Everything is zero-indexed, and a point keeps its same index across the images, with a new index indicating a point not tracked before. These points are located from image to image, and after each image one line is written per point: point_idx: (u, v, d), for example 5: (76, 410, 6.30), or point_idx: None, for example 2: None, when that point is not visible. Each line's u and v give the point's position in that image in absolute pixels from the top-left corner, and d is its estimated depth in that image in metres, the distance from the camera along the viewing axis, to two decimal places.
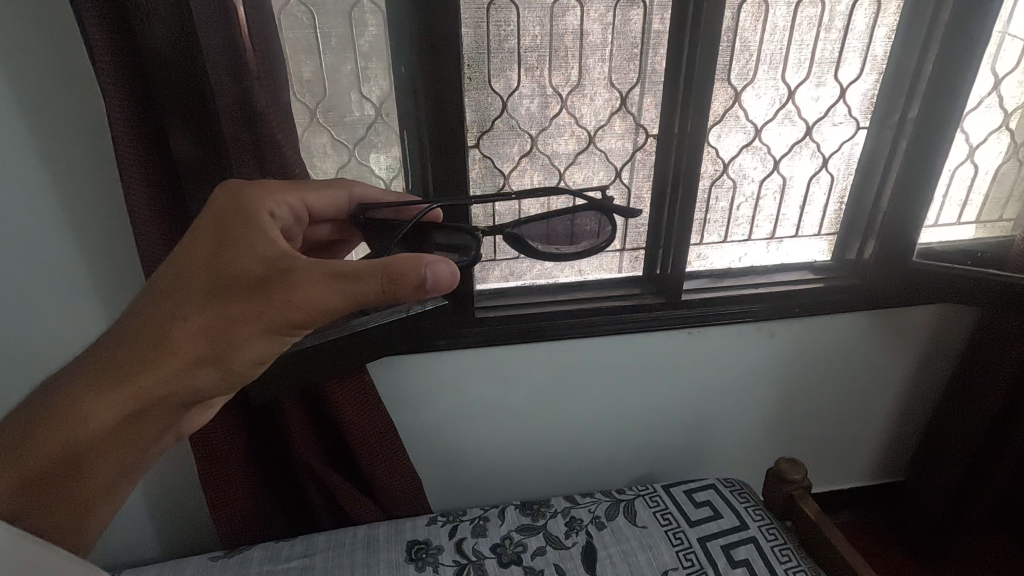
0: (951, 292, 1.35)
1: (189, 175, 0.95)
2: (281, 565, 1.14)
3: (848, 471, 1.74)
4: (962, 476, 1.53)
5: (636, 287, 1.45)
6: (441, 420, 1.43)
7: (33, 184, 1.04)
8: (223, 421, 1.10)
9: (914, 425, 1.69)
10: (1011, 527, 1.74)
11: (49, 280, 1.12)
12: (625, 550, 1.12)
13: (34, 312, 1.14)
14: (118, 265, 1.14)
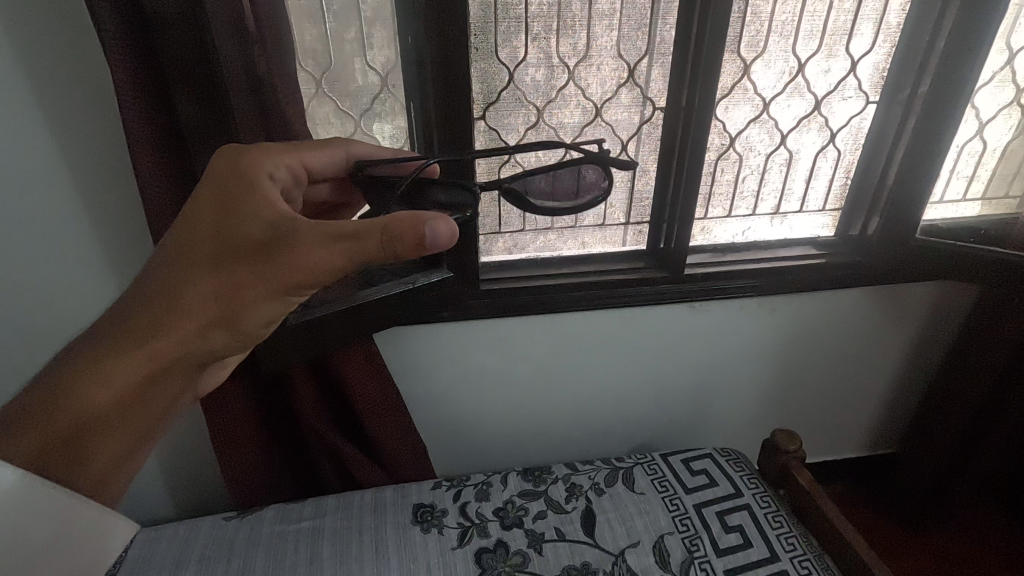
0: (955, 268, 1.36)
1: (196, 141, 0.94)
2: (292, 525, 1.18)
3: (843, 443, 1.79)
4: (956, 449, 1.56)
5: (639, 261, 1.46)
6: (446, 388, 1.46)
7: (39, 153, 1.04)
8: (235, 388, 1.13)
9: (910, 398, 1.72)
10: (1002, 499, 1.78)
11: (59, 249, 1.14)
12: (623, 514, 1.16)
13: (45, 281, 1.16)
14: (125, 232, 1.15)
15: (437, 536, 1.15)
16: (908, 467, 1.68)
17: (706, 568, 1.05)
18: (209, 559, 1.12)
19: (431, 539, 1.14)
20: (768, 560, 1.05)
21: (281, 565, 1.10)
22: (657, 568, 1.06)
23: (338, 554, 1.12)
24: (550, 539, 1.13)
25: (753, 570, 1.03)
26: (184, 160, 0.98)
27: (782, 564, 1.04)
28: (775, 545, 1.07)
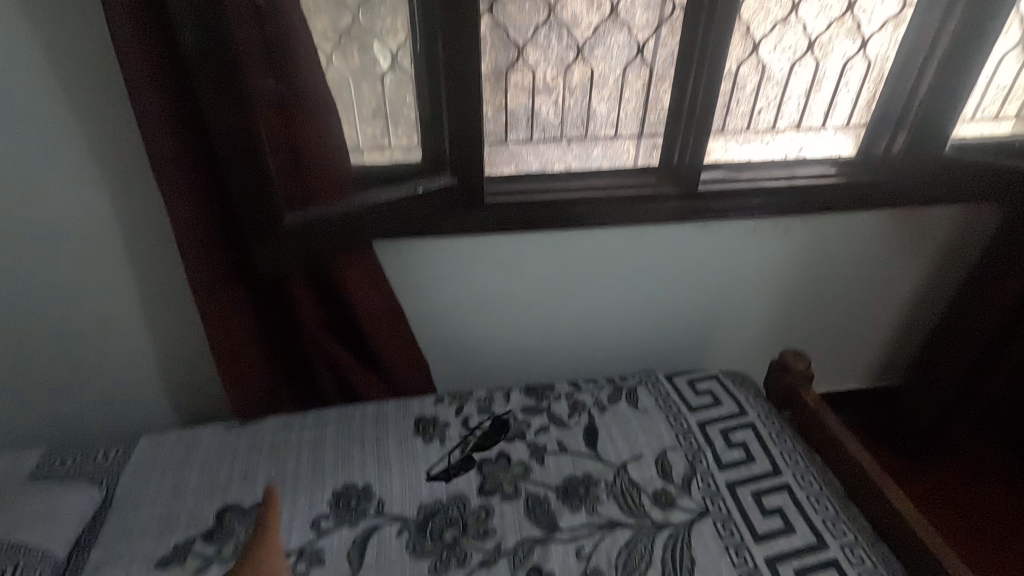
0: (964, 179, 1.36)
1: (193, 54, 0.87)
2: (293, 434, 1.18)
3: (846, 374, 1.79)
4: (959, 377, 1.57)
5: (651, 177, 1.37)
6: (449, 305, 1.41)
7: (20, 33, 0.99)
8: (233, 284, 1.14)
9: (917, 326, 1.71)
10: (1001, 431, 1.80)
11: (41, 142, 1.08)
12: (625, 430, 1.18)
13: (28, 176, 1.11)
14: (112, 124, 1.08)
15: (438, 446, 1.16)
16: (911, 398, 1.69)
17: (708, 480, 1.07)
18: (212, 465, 1.12)
19: (433, 450, 1.15)
20: (770, 474, 1.08)
21: (283, 472, 1.10)
22: (659, 478, 1.08)
23: (340, 463, 1.12)
24: (552, 452, 1.14)
25: (755, 482, 1.06)
26: (176, 69, 0.95)
27: (784, 478, 1.07)
28: (778, 461, 1.10)
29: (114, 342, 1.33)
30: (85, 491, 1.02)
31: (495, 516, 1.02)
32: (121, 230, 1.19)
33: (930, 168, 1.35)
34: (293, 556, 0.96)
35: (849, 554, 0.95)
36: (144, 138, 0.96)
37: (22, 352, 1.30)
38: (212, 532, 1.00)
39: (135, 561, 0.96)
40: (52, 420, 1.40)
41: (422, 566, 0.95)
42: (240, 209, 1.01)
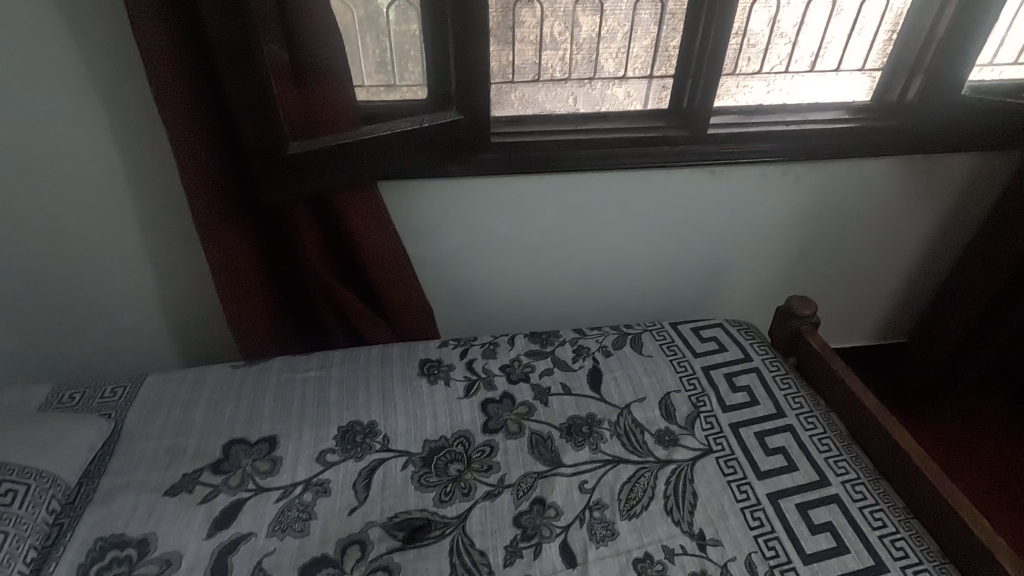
0: (979, 123, 1.33)
1: None
2: (299, 375, 1.18)
3: (848, 328, 1.80)
4: (966, 330, 1.56)
5: (660, 121, 1.35)
6: (453, 253, 1.42)
7: None
8: (235, 220, 1.12)
9: (923, 283, 1.70)
10: (1007, 388, 1.79)
11: (43, 74, 1.07)
12: (630, 373, 1.18)
13: (33, 110, 1.11)
14: (119, 60, 1.08)
15: (443, 387, 1.16)
16: (917, 352, 1.69)
17: (712, 421, 1.08)
18: (218, 401, 1.12)
19: (438, 390, 1.15)
20: (774, 416, 1.08)
21: (288, 409, 1.11)
22: (662, 419, 1.08)
23: (346, 401, 1.12)
24: (556, 393, 1.14)
25: (759, 423, 1.07)
26: None
27: (788, 420, 1.07)
28: (782, 404, 1.10)
29: (127, 283, 1.37)
30: (93, 423, 1.03)
31: (499, 453, 1.03)
32: (129, 168, 1.21)
33: (944, 112, 1.32)
34: (299, 486, 0.97)
35: (851, 490, 0.96)
36: (141, 57, 0.92)
37: (41, 290, 1.35)
38: (219, 464, 1.01)
39: (144, 490, 0.97)
40: (73, 355, 1.46)
41: (428, 498, 0.96)
42: (242, 139, 0.99)
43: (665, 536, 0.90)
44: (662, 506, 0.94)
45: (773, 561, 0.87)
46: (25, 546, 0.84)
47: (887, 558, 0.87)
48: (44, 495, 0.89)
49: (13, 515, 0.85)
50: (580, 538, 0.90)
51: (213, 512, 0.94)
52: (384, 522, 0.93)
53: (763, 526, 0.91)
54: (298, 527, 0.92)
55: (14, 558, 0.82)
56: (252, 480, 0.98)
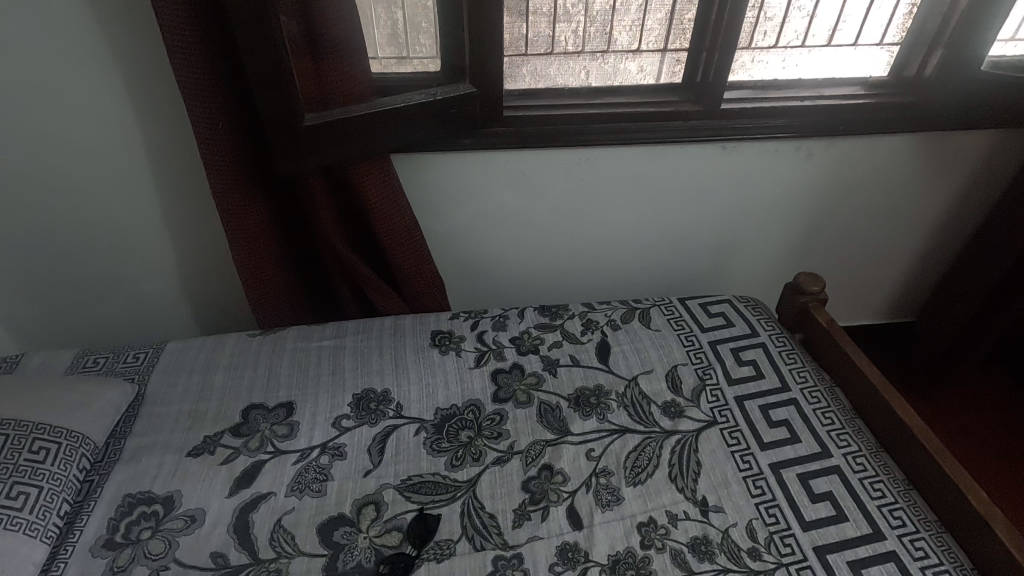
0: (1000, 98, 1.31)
1: None
2: (314, 344, 1.21)
3: (856, 306, 1.80)
4: (976, 310, 1.56)
5: (673, 96, 1.34)
6: (464, 227, 1.44)
7: None
8: (251, 191, 1.14)
9: (934, 262, 1.70)
10: (1015, 368, 1.79)
11: (60, 44, 1.08)
12: (638, 347, 1.20)
13: (50, 80, 1.12)
14: (136, 30, 1.09)
15: (454, 358, 1.18)
16: (926, 330, 1.69)
17: (717, 393, 1.10)
18: (236, 367, 1.16)
19: (449, 360, 1.18)
20: (779, 390, 1.10)
21: (304, 377, 1.14)
22: (669, 391, 1.10)
23: (360, 370, 1.15)
24: (565, 365, 1.17)
25: (764, 397, 1.09)
26: None
27: (793, 393, 1.09)
28: (787, 378, 1.12)
29: (146, 252, 1.40)
30: (118, 386, 1.07)
31: (509, 421, 1.06)
32: (148, 139, 1.23)
33: (963, 88, 1.30)
34: (316, 450, 1.01)
35: (852, 462, 0.98)
36: (159, 25, 0.92)
37: (63, 258, 1.38)
38: (239, 427, 1.05)
39: (168, 450, 1.01)
40: (96, 322, 1.51)
41: (440, 463, 0.99)
42: (260, 110, 1.00)
43: (669, 502, 0.93)
44: (667, 473, 0.97)
45: (774, 527, 0.90)
46: (59, 500, 0.89)
47: (885, 526, 0.90)
48: (75, 453, 0.93)
49: (47, 471, 0.89)
50: (587, 502, 0.94)
51: (234, 472, 0.98)
52: (397, 484, 0.96)
53: (765, 494, 0.94)
54: (315, 487, 0.95)
55: (49, 511, 0.87)
56: (271, 443, 1.02)
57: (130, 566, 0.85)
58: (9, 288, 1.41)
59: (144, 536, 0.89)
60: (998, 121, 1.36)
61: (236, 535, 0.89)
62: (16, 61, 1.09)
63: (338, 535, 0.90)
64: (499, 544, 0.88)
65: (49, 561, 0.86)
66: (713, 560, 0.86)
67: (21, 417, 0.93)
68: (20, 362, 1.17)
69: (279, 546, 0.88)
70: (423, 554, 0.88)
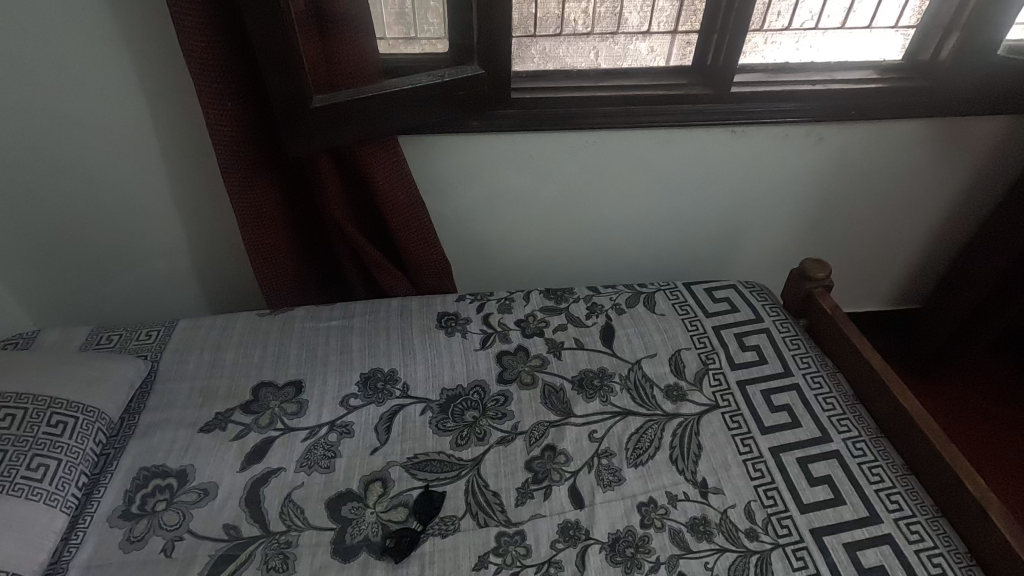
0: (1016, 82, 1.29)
1: None
2: (322, 323, 1.23)
3: (863, 292, 1.80)
4: (984, 297, 1.55)
5: (683, 78, 1.33)
6: (471, 209, 1.44)
7: None
8: (260, 172, 1.15)
9: (942, 249, 1.69)
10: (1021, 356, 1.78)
11: (70, 23, 1.09)
12: (641, 330, 1.21)
13: (61, 59, 1.13)
14: (145, 8, 1.09)
15: (460, 339, 1.20)
16: (934, 317, 1.69)
17: (720, 377, 1.11)
18: (246, 346, 1.18)
19: (455, 342, 1.19)
20: (781, 374, 1.11)
21: (313, 356, 1.16)
22: (672, 374, 1.12)
23: (367, 349, 1.17)
24: (569, 348, 1.18)
25: (766, 381, 1.10)
26: None
27: (795, 378, 1.10)
28: (790, 363, 1.12)
29: (157, 232, 1.42)
30: (131, 363, 1.09)
31: (513, 402, 1.08)
32: (157, 119, 1.23)
33: (978, 72, 1.28)
34: (325, 427, 1.03)
35: (852, 448, 0.99)
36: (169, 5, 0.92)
37: (75, 237, 1.40)
38: (250, 404, 1.07)
39: (180, 426, 1.04)
40: (108, 300, 1.53)
41: (445, 442, 1.01)
42: (269, 92, 1.00)
43: (670, 483, 0.95)
44: (668, 455, 0.99)
45: (771, 509, 0.92)
46: (77, 472, 0.92)
47: (882, 510, 0.91)
48: (91, 427, 0.96)
49: (65, 444, 0.92)
50: (588, 482, 0.96)
51: (245, 447, 1.00)
52: (403, 462, 0.99)
53: (764, 477, 0.95)
54: (324, 463, 0.98)
55: (67, 482, 0.90)
56: (280, 420, 1.04)
57: (146, 536, 0.89)
58: (24, 266, 1.43)
59: (159, 507, 0.92)
60: (1015, 107, 1.33)
61: (247, 509, 0.92)
62: (26, 39, 1.09)
63: (347, 510, 0.92)
64: (502, 521, 0.91)
65: (69, 530, 0.89)
66: (711, 540, 0.88)
67: (38, 391, 0.95)
68: (36, 338, 1.19)
69: (289, 519, 0.91)
70: (429, 529, 0.90)
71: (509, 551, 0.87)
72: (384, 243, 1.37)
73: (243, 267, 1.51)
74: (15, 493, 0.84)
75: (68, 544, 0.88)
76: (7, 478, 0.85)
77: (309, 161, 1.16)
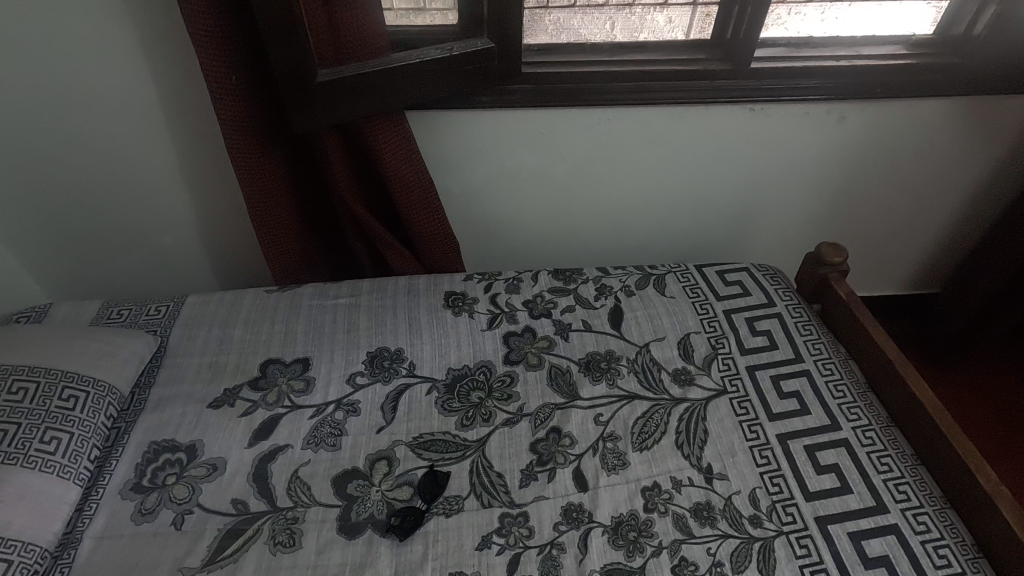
0: None
1: None
2: (329, 301, 1.22)
3: (880, 276, 1.76)
4: (1006, 283, 1.51)
5: (701, 53, 1.29)
6: (480, 187, 1.42)
7: None
8: (266, 148, 1.14)
9: (964, 234, 1.64)
10: None
11: None
12: (650, 313, 1.19)
13: (66, 31, 1.11)
14: None
15: (467, 319, 1.19)
16: (953, 302, 1.65)
17: (729, 362, 1.10)
18: (253, 323, 1.18)
19: (462, 321, 1.18)
20: (792, 360, 1.09)
21: (320, 333, 1.16)
22: (680, 358, 1.10)
23: (374, 328, 1.17)
24: (577, 329, 1.17)
25: (775, 367, 1.08)
26: None
27: (805, 364, 1.08)
28: (801, 350, 1.11)
29: (165, 206, 1.41)
30: (140, 338, 1.10)
31: (519, 383, 1.07)
32: (163, 91, 1.22)
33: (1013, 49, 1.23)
34: (331, 406, 1.04)
35: (861, 436, 0.98)
36: None
37: (85, 210, 1.40)
38: (257, 381, 1.08)
39: (189, 401, 1.05)
40: (119, 273, 1.54)
41: (451, 422, 1.02)
42: (272, 63, 0.97)
43: (674, 468, 0.95)
44: (674, 441, 0.98)
45: (776, 497, 0.91)
46: (89, 445, 0.93)
47: (889, 500, 0.90)
48: (102, 401, 0.97)
49: (76, 418, 0.94)
50: (593, 466, 0.96)
51: (252, 424, 1.01)
52: (409, 441, 0.99)
53: (770, 464, 0.95)
54: (330, 441, 0.99)
55: (79, 455, 0.91)
56: (288, 398, 1.05)
57: (157, 509, 0.90)
58: (36, 238, 1.44)
59: (169, 481, 0.94)
60: None
61: (255, 484, 0.93)
62: (29, 5, 1.07)
63: (352, 487, 0.93)
64: (505, 502, 0.91)
65: (82, 501, 0.92)
66: (714, 526, 0.88)
67: (50, 365, 0.97)
68: (48, 311, 1.21)
69: (296, 496, 0.92)
70: (433, 508, 0.91)
71: (512, 532, 0.88)
72: (391, 221, 1.36)
73: (251, 243, 1.51)
74: (29, 465, 0.86)
75: (81, 515, 0.90)
76: (21, 451, 0.87)
77: (315, 137, 1.14)
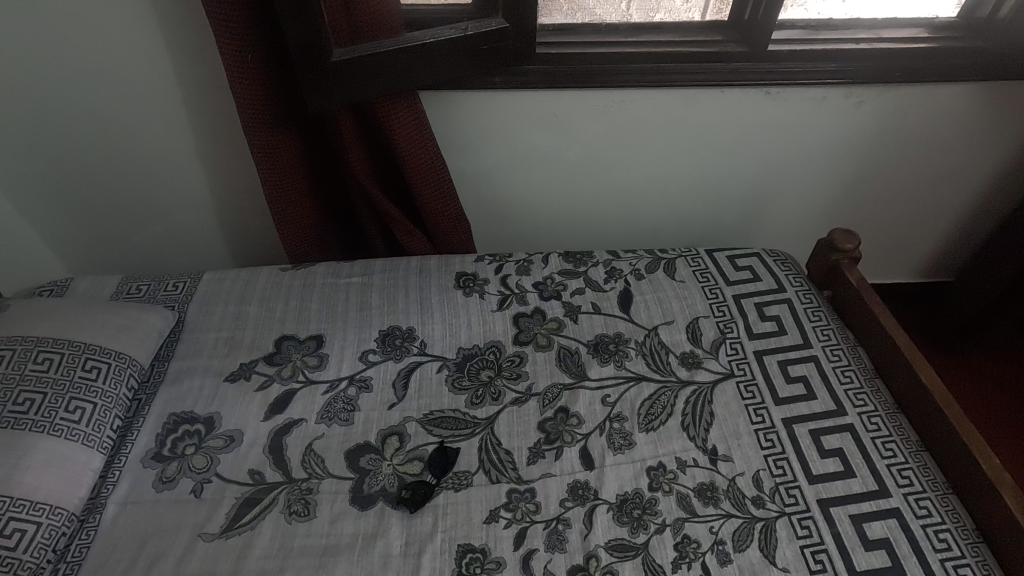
0: None
1: None
2: (342, 279, 1.24)
3: (893, 263, 1.75)
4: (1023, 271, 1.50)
5: (718, 35, 1.27)
6: (491, 167, 1.42)
7: None
8: (280, 127, 1.14)
9: (980, 222, 1.62)
10: None
11: None
12: (661, 297, 1.20)
13: (86, 8, 1.12)
14: None
15: (478, 299, 1.20)
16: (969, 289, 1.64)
17: (737, 347, 1.10)
18: (268, 300, 1.20)
19: (473, 302, 1.20)
20: (800, 346, 1.09)
21: (333, 311, 1.18)
22: (688, 342, 1.11)
23: (386, 306, 1.19)
24: (586, 311, 1.18)
25: (783, 352, 1.09)
26: None
27: (813, 350, 1.09)
28: (809, 336, 1.11)
29: (180, 184, 1.43)
30: (159, 313, 1.12)
31: (528, 363, 1.09)
32: (179, 68, 1.22)
33: None
34: (344, 381, 1.07)
35: (866, 422, 0.99)
36: None
37: (103, 187, 1.42)
38: (272, 356, 1.10)
39: (207, 374, 1.08)
40: (137, 251, 1.57)
41: (460, 400, 1.04)
42: (287, 40, 0.97)
43: (680, 449, 0.96)
44: (679, 422, 1.00)
45: (779, 479, 0.93)
46: (112, 415, 0.97)
47: (892, 485, 0.92)
48: (123, 373, 1.00)
49: (99, 389, 0.96)
50: (599, 444, 0.97)
51: (268, 398, 1.04)
52: (419, 418, 1.01)
53: (775, 447, 0.96)
54: (344, 416, 1.01)
55: (103, 424, 0.95)
56: (302, 373, 1.08)
57: (178, 477, 0.94)
58: (56, 215, 1.47)
59: (189, 451, 0.97)
60: None
61: (271, 456, 0.96)
62: None
63: (364, 460, 0.96)
64: (513, 478, 0.94)
65: (106, 468, 0.95)
66: (717, 505, 0.90)
67: (73, 338, 1.00)
68: (69, 285, 1.24)
69: (310, 467, 0.95)
70: (443, 483, 0.94)
71: (519, 506, 0.91)
72: (403, 201, 1.37)
73: (266, 222, 1.52)
74: (54, 432, 0.89)
75: (105, 481, 0.94)
76: (47, 419, 0.90)
77: (329, 115, 1.15)
